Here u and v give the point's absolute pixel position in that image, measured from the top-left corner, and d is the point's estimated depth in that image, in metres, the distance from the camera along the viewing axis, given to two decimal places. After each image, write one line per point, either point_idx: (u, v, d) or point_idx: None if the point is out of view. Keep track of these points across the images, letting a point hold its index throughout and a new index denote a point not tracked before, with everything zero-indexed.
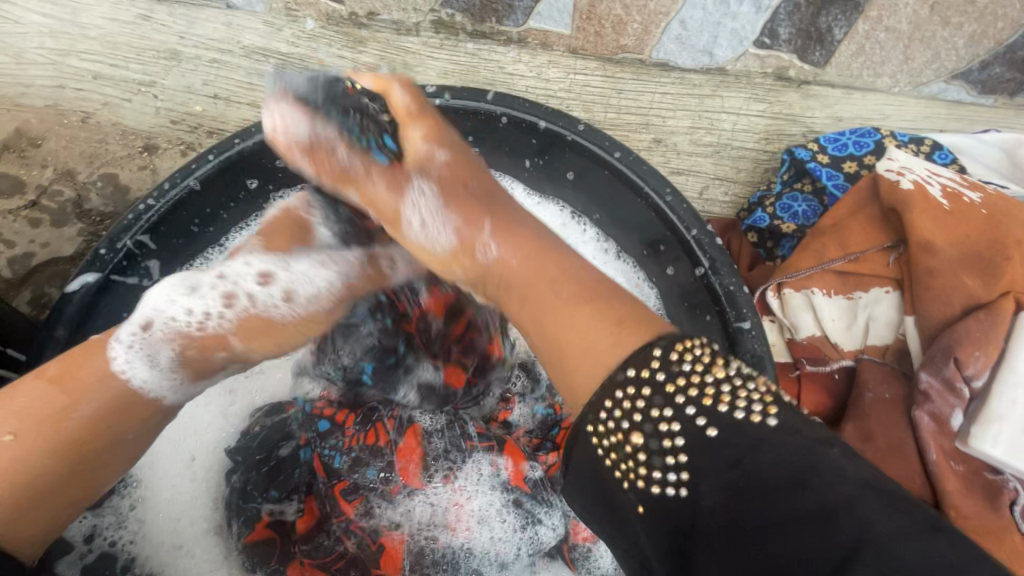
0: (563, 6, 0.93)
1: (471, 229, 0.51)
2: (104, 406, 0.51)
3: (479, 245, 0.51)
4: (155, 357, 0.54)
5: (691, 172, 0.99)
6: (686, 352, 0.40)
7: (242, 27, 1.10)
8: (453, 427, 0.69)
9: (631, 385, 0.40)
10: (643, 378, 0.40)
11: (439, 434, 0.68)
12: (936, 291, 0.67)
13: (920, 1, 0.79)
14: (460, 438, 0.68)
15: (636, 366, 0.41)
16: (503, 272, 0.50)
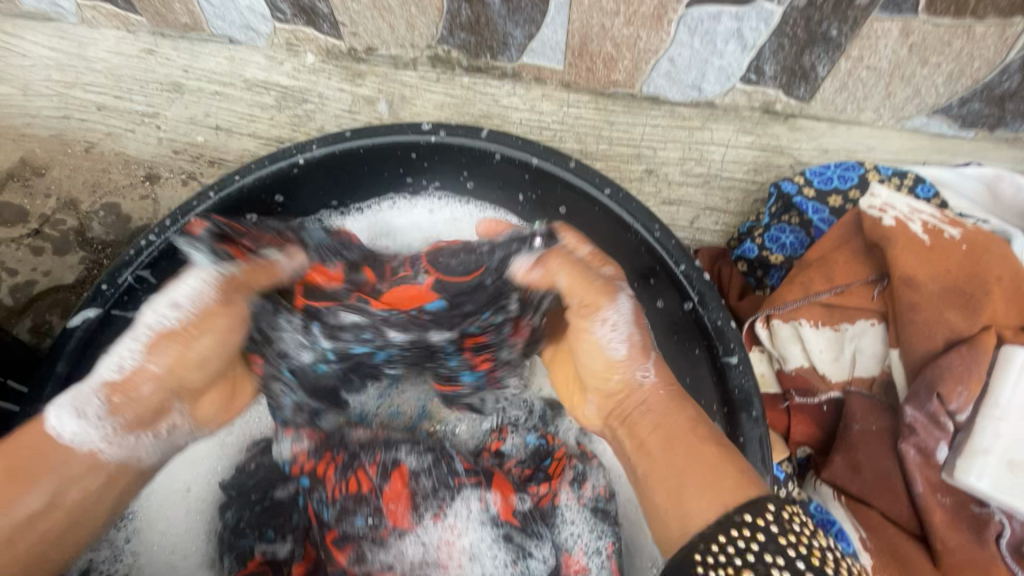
0: (556, 44, 0.95)
1: (636, 361, 0.65)
2: (53, 480, 0.54)
3: (641, 375, 0.65)
4: (83, 413, 0.57)
5: (682, 202, 1.03)
6: (793, 516, 0.49)
7: (244, 61, 1.13)
8: (440, 465, 0.69)
9: (743, 528, 0.48)
10: (757, 526, 0.48)
11: (427, 472, 0.68)
12: (919, 326, 0.69)
13: (899, 41, 0.81)
14: (447, 476, 0.68)
15: (751, 513, 0.49)
16: (651, 399, 0.63)
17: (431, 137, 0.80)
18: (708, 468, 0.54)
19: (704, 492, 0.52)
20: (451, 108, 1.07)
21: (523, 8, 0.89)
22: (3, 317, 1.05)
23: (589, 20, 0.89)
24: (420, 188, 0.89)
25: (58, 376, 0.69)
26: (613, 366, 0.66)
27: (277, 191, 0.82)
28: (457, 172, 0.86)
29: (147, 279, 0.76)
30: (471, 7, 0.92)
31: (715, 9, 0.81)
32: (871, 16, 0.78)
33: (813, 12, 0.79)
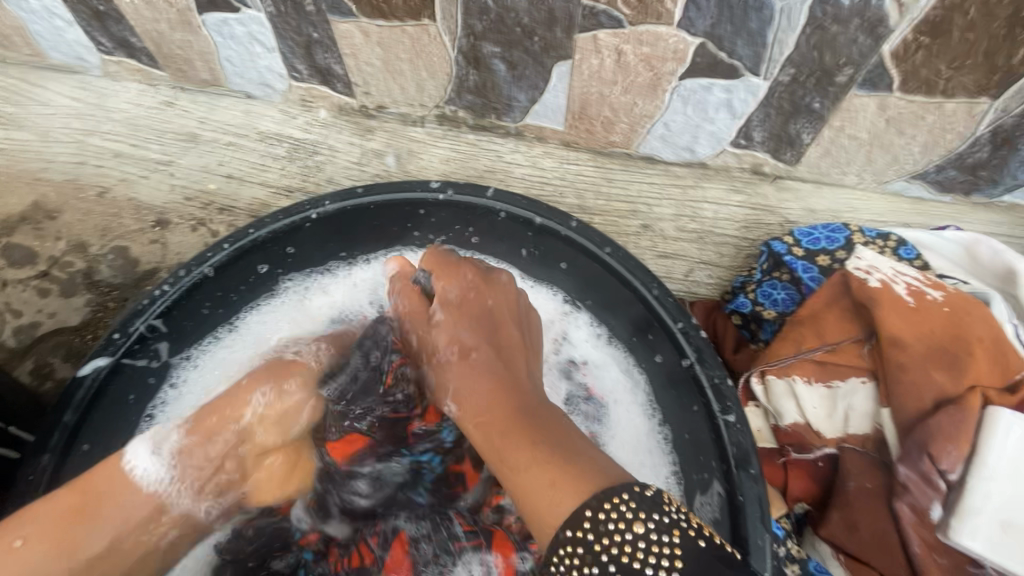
0: (557, 107, 1.01)
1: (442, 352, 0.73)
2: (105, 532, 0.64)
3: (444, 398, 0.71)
4: (158, 448, 0.68)
5: (678, 256, 1.06)
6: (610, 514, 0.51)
7: (259, 114, 1.18)
8: (439, 528, 0.76)
9: (569, 544, 0.52)
10: (579, 539, 0.51)
11: (427, 539, 0.75)
12: (907, 386, 0.72)
13: (876, 115, 0.87)
14: (448, 540, 0.75)
15: (572, 527, 0.52)
16: (469, 411, 0.67)
17: (439, 194, 0.84)
18: (531, 465, 0.57)
19: (550, 496, 0.54)
20: (457, 163, 1.11)
21: (527, 76, 0.96)
22: (4, 359, 1.06)
23: (589, 88, 0.95)
24: (426, 241, 0.91)
25: (65, 427, 0.70)
26: (462, 321, 0.74)
27: (290, 243, 0.85)
28: (464, 228, 0.89)
29: (157, 328, 0.77)
30: (478, 73, 0.98)
31: (706, 81, 0.88)
32: (850, 92, 0.84)
33: (796, 86, 0.85)
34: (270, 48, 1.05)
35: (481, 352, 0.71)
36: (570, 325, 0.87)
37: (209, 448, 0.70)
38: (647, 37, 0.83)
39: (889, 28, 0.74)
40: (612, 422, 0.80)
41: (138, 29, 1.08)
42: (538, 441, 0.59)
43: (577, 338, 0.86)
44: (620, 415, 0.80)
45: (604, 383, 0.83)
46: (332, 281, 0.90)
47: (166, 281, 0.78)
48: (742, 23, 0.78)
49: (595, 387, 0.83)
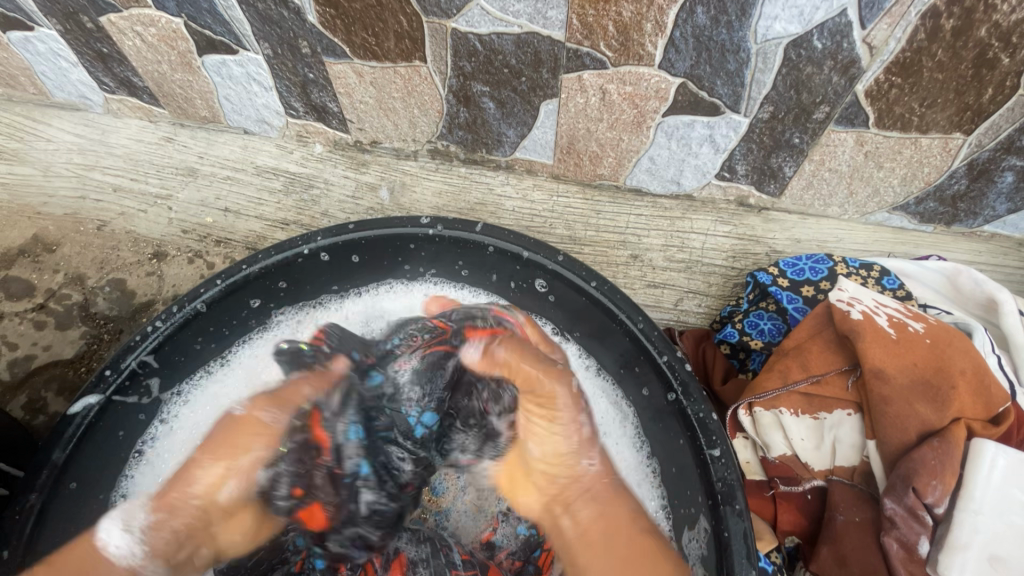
0: (546, 142, 1.04)
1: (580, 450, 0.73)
2: None
3: (586, 460, 0.72)
4: (128, 525, 0.68)
5: (666, 286, 1.07)
6: None
7: (256, 149, 1.21)
8: (438, 555, 0.71)
9: None
10: None
11: (425, 565, 0.70)
12: (893, 418, 0.72)
13: (854, 149, 0.90)
14: (444, 566, 0.70)
15: None
16: (596, 484, 0.72)
17: (429, 230, 0.86)
18: (622, 534, 0.68)
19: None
20: (449, 196, 1.14)
21: (516, 113, 0.99)
22: None
23: (576, 124, 0.98)
24: (417, 274, 0.93)
25: (54, 465, 0.70)
26: (563, 416, 0.72)
27: (281, 278, 0.86)
28: (453, 261, 0.90)
29: (149, 364, 0.78)
30: (469, 110, 1.02)
31: (688, 118, 0.91)
32: (828, 128, 0.87)
33: (776, 123, 0.88)
34: (267, 88, 1.08)
35: (569, 414, 0.73)
36: None
37: (180, 516, 0.69)
38: (629, 77, 0.86)
39: (861, 68, 0.77)
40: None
41: (140, 70, 1.11)
42: (627, 510, 0.71)
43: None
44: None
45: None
46: (324, 314, 0.91)
47: (159, 316, 0.79)
48: (720, 64, 0.81)
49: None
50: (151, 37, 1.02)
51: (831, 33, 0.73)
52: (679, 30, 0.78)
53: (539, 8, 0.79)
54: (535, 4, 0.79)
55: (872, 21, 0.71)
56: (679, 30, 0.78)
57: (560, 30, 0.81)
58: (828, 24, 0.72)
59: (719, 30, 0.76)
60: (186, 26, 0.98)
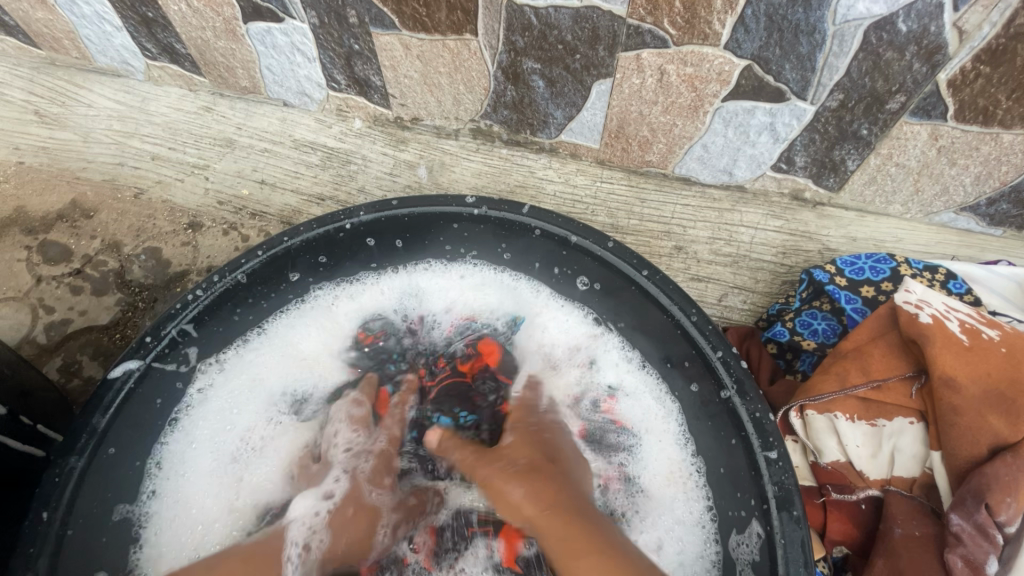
0: (594, 125, 1.00)
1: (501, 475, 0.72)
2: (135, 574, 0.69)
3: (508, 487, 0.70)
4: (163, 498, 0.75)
5: (710, 280, 1.03)
6: None
7: (295, 122, 1.20)
8: (461, 515, 0.79)
9: None
10: None
11: (451, 525, 0.79)
12: (961, 429, 0.68)
13: (927, 144, 0.84)
14: (464, 527, 0.78)
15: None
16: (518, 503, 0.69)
17: (474, 210, 0.83)
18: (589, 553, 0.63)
19: None
20: (489, 176, 1.11)
21: (566, 93, 0.95)
22: (35, 354, 1.07)
23: (628, 107, 0.94)
24: (457, 255, 0.91)
25: (93, 429, 0.69)
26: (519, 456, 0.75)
27: (322, 253, 0.84)
28: (495, 242, 0.88)
29: (188, 333, 0.77)
30: (516, 89, 0.98)
31: (750, 104, 0.86)
32: (901, 119, 0.82)
33: (844, 112, 0.83)
34: (311, 58, 1.06)
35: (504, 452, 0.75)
36: (599, 349, 0.85)
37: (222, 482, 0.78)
38: (692, 58, 0.82)
39: (947, 55, 0.71)
40: (642, 453, 0.78)
41: (183, 36, 1.10)
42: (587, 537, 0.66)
43: (603, 364, 0.84)
44: (652, 448, 0.78)
45: (632, 413, 0.81)
46: (359, 290, 0.90)
47: (200, 286, 0.78)
48: (792, 46, 0.76)
49: (623, 418, 0.81)
50: (197, 2, 1.01)
51: (919, 15, 0.68)
52: (752, 8, 0.73)
53: None
54: None
55: (967, 2, 0.66)
56: (751, 7, 0.73)
57: (621, 4, 0.77)
58: (916, 4, 0.67)
59: (795, 9, 0.71)
60: None
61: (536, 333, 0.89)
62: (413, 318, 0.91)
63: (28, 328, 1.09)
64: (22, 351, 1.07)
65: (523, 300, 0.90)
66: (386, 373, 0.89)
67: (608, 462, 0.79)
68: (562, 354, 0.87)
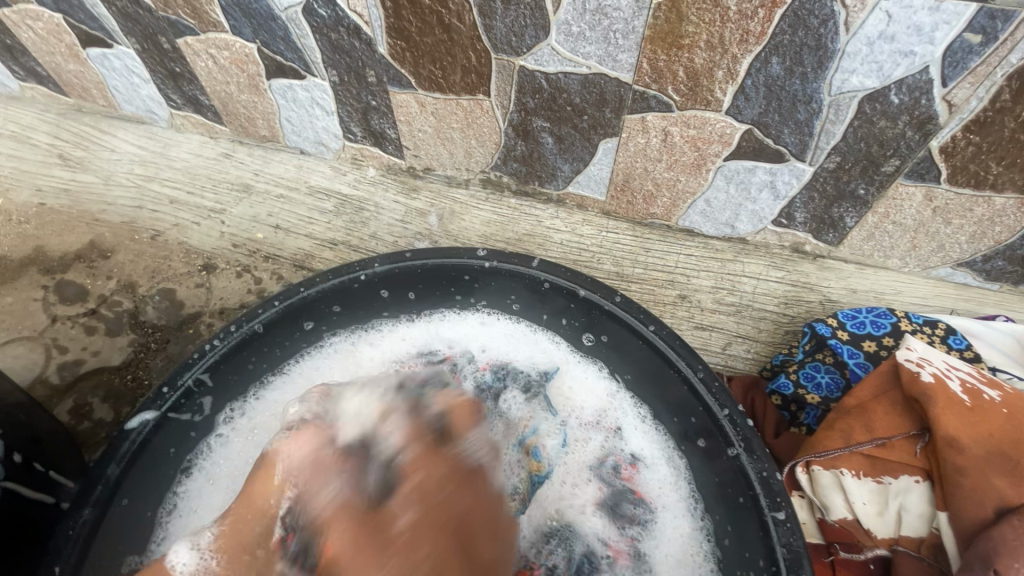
0: (600, 179, 1.04)
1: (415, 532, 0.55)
2: None
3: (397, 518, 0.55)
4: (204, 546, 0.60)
5: (715, 328, 1.06)
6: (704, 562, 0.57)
7: (310, 169, 1.24)
8: None
9: None
10: None
11: None
12: (966, 490, 0.69)
13: (922, 204, 0.87)
14: None
15: None
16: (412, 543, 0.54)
17: (485, 263, 0.86)
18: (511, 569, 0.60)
19: None
20: (498, 225, 1.14)
21: (574, 149, 0.99)
22: (45, 395, 1.08)
23: (634, 163, 0.98)
24: (468, 305, 0.93)
25: (108, 480, 0.70)
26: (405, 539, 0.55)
27: (336, 302, 0.87)
28: (506, 295, 0.90)
29: (204, 382, 0.79)
30: (526, 144, 1.02)
31: (750, 164, 0.90)
32: (896, 181, 0.85)
33: (841, 173, 0.87)
34: (329, 112, 1.10)
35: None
36: (618, 408, 0.85)
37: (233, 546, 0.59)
38: (694, 121, 0.86)
39: (938, 125, 0.75)
40: (657, 530, 0.76)
41: (208, 89, 1.15)
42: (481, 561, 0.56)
43: (628, 431, 0.83)
44: (666, 524, 0.76)
45: (651, 485, 0.79)
46: (378, 337, 0.91)
47: (217, 336, 0.81)
48: (790, 113, 0.80)
49: (642, 489, 0.79)
50: (223, 60, 1.06)
51: (910, 89, 0.72)
52: (751, 79, 0.77)
53: (610, 51, 0.80)
54: (607, 47, 0.79)
55: (955, 79, 0.69)
56: (751, 78, 0.77)
57: (628, 72, 0.82)
58: (907, 80, 0.71)
59: (793, 81, 0.75)
60: (259, 51, 1.01)
61: (566, 392, 0.87)
62: (445, 360, 0.89)
63: (41, 368, 1.11)
64: (34, 392, 1.08)
65: (548, 352, 0.90)
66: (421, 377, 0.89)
67: (619, 534, 0.77)
68: (587, 417, 0.86)
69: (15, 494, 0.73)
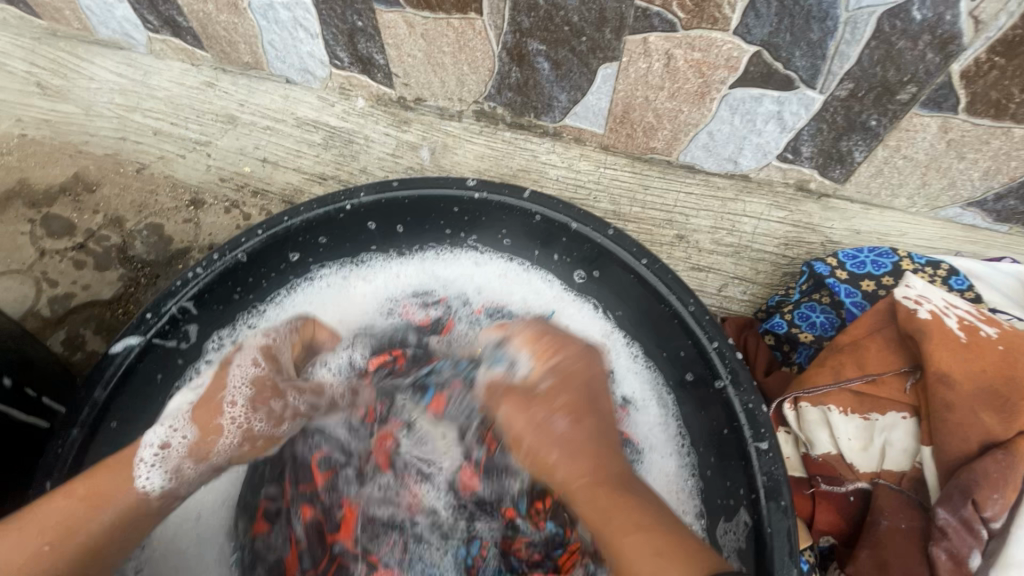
0: (599, 109, 0.99)
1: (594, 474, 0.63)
2: (120, 513, 0.65)
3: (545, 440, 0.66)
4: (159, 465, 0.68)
5: (712, 269, 1.03)
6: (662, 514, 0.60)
7: (297, 100, 1.18)
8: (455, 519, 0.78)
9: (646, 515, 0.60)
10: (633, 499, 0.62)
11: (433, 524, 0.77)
12: (951, 425, 0.69)
13: (937, 137, 0.83)
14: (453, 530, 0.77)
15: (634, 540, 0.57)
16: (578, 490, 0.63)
17: (475, 193, 0.82)
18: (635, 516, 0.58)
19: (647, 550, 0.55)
20: (492, 160, 1.10)
21: (572, 76, 0.94)
22: (39, 327, 1.09)
23: (634, 91, 0.92)
24: (459, 240, 0.91)
25: (93, 403, 0.71)
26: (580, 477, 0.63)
27: (322, 233, 0.84)
28: (496, 230, 0.88)
29: (188, 311, 0.78)
30: (521, 70, 0.96)
31: (757, 92, 0.85)
32: (911, 111, 0.80)
33: (854, 102, 0.81)
34: (313, 35, 1.04)
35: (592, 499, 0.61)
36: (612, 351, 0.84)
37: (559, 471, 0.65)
38: (700, 42, 0.80)
39: (961, 46, 0.70)
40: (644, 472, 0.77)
41: (185, 8, 1.08)
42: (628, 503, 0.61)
43: (622, 375, 0.83)
44: (654, 464, 0.77)
45: (641, 428, 0.79)
46: (370, 273, 0.91)
47: (200, 264, 0.78)
48: (803, 33, 0.74)
49: (632, 431, 0.79)
50: None
51: (935, 2, 0.66)
52: None
53: None
54: None
55: None
56: None
57: None
58: None
59: None
60: None
61: None
62: (439, 302, 0.91)
63: (32, 301, 1.11)
64: (27, 324, 1.09)
65: (540, 291, 0.90)
66: (409, 312, 0.91)
67: None
68: None
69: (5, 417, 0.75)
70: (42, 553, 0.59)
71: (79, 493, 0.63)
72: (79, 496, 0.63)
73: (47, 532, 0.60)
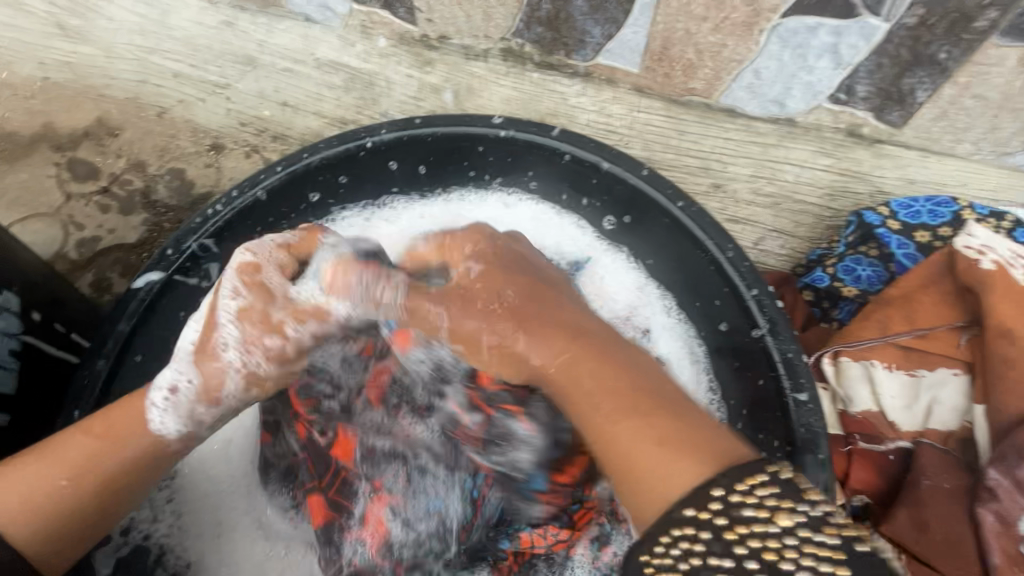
0: (636, 46, 0.91)
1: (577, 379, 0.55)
2: (137, 457, 0.59)
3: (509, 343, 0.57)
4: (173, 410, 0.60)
5: (748, 222, 1.02)
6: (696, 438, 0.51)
7: (317, 40, 1.12)
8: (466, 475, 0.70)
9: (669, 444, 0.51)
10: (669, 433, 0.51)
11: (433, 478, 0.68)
12: (1008, 381, 0.69)
13: (1014, 69, 0.74)
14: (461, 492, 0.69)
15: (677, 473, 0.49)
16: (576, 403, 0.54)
17: (501, 131, 0.78)
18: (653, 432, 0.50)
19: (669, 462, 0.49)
20: (519, 102, 1.06)
21: (607, 6, 0.86)
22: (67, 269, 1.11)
23: (675, 22, 0.84)
24: (484, 182, 0.87)
25: (117, 334, 0.71)
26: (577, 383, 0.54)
27: (343, 172, 0.81)
28: (523, 171, 0.84)
29: (209, 248, 0.76)
30: (552, 1, 0.89)
31: (813, 21, 0.75)
32: (988, 40, 0.72)
33: (924, 31, 0.73)
34: None
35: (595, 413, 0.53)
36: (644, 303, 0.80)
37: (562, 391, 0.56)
38: None
39: None
40: None
41: None
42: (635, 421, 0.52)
43: (658, 333, 0.78)
44: None
45: None
46: (393, 215, 0.88)
47: (220, 201, 0.76)
48: None
49: None
50: None
51: None
52: None
53: None
54: None
55: None
56: None
57: None
58: None
59: None
60: None
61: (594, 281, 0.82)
62: None
63: (60, 243, 1.12)
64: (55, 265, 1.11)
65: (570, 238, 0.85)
66: None
67: None
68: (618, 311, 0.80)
69: (36, 349, 0.77)
70: (61, 487, 0.55)
71: (94, 429, 0.58)
72: (94, 432, 0.58)
73: (63, 467, 0.56)
